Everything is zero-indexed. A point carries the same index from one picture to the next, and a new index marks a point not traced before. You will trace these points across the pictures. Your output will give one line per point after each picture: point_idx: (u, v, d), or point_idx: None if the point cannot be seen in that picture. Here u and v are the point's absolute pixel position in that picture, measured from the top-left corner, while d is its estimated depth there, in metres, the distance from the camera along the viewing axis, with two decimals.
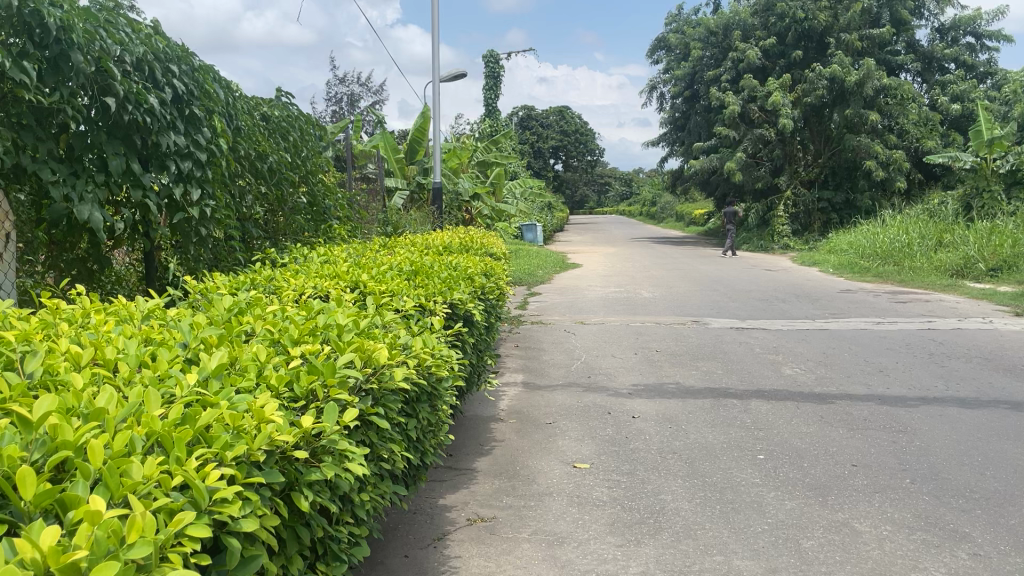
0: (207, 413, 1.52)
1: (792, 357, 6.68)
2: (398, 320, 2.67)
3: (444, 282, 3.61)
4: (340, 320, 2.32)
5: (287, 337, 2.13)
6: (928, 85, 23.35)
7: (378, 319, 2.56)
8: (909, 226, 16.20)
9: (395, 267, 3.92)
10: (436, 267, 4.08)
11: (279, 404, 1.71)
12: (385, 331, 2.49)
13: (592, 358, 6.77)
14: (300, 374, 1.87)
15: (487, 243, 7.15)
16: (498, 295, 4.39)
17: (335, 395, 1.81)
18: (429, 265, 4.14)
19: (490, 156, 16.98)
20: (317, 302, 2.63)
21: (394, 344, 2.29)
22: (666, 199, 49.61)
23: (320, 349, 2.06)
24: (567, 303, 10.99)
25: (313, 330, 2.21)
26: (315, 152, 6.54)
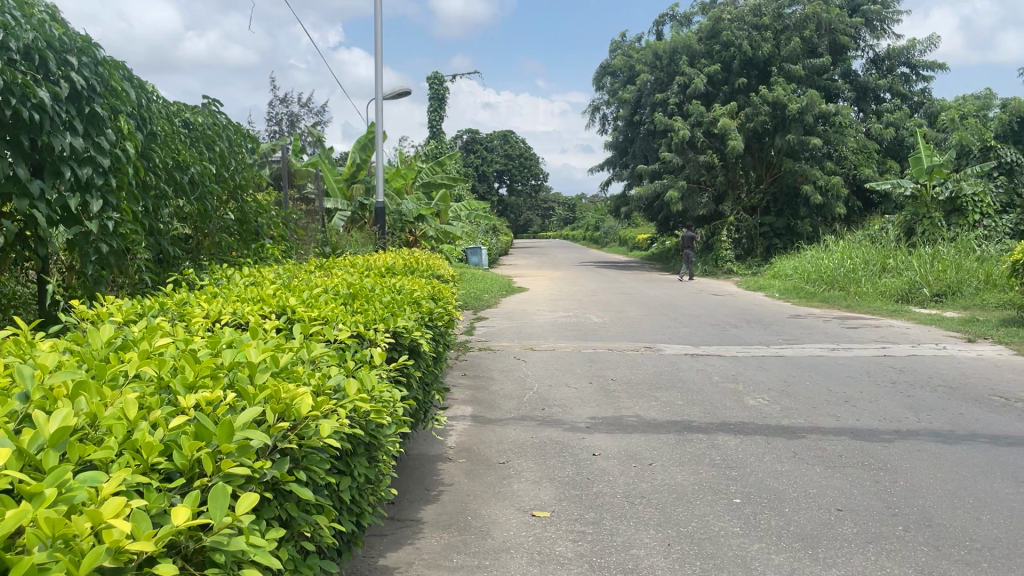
0: (16, 518, 1.10)
1: (753, 386, 6.39)
2: (330, 353, 2.22)
3: (388, 306, 3.17)
4: (252, 356, 1.88)
5: (177, 383, 1.68)
6: (864, 113, 23.85)
7: (305, 351, 2.12)
8: (853, 251, 16.30)
9: (330, 290, 3.47)
10: (378, 291, 3.63)
11: (142, 491, 1.30)
12: (311, 367, 2.04)
13: (544, 388, 6.36)
14: (180, 439, 1.44)
15: (433, 265, 6.72)
16: (446, 320, 3.96)
17: (227, 469, 1.39)
18: (369, 288, 3.69)
19: (436, 178, 16.55)
20: (227, 332, 2.17)
21: (320, 385, 1.85)
22: (610, 224, 49.86)
23: (220, 397, 1.62)
24: (515, 329, 10.60)
25: (213, 368, 1.78)
26: (245, 166, 6.05)
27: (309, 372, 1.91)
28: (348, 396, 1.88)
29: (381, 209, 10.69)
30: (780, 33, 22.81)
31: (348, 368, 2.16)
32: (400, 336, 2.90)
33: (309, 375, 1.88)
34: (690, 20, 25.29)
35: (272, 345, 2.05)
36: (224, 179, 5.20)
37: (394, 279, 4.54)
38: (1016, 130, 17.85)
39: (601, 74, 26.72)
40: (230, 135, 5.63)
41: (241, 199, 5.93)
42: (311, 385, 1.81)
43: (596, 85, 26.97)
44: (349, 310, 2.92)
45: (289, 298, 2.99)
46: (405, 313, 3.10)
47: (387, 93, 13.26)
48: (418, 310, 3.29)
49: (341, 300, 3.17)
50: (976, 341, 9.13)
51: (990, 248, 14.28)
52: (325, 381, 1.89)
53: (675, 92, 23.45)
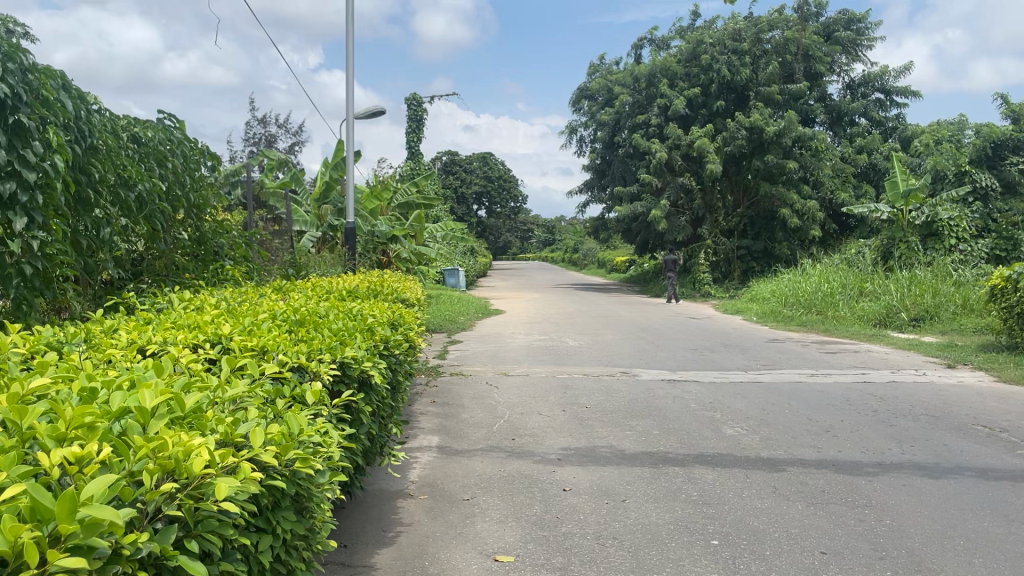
0: None
1: (731, 414, 6.18)
2: (255, 393, 1.99)
3: (338, 333, 2.94)
4: (150, 400, 1.65)
5: (47, 435, 1.47)
6: (839, 138, 24.01)
7: (223, 389, 1.90)
8: (830, 275, 16.24)
9: (278, 315, 3.22)
10: (331, 316, 3.38)
11: None
12: (226, 410, 1.81)
13: (515, 416, 6.11)
14: (19, 515, 1.22)
15: (400, 288, 6.48)
16: (407, 349, 3.72)
17: (63, 558, 1.19)
18: (322, 313, 3.45)
19: (411, 199, 16.32)
20: (133, 370, 1.94)
21: (227, 433, 1.64)
22: (589, 246, 49.83)
23: (89, 456, 1.41)
24: (489, 353, 10.34)
25: (95, 414, 1.55)
26: (201, 185, 5.81)
27: (219, 416, 1.69)
28: (263, 444, 1.67)
29: (352, 229, 10.44)
30: (758, 57, 22.94)
31: (274, 408, 1.94)
32: (348, 366, 2.65)
33: (217, 420, 1.67)
34: (668, 44, 25.40)
35: (180, 385, 1.83)
36: (177, 199, 4.94)
37: (354, 303, 4.30)
38: (990, 156, 17.97)
39: (579, 97, 26.73)
40: (186, 152, 5.37)
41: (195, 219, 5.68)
42: (216, 436, 1.60)
43: (574, 107, 26.98)
44: (292, 339, 2.69)
45: (226, 325, 2.76)
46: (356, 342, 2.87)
47: (360, 113, 13.05)
48: (371, 338, 3.06)
49: (287, 327, 2.94)
50: (955, 367, 9.01)
51: (966, 273, 14.28)
52: (234, 429, 1.68)
53: (655, 114, 23.46)
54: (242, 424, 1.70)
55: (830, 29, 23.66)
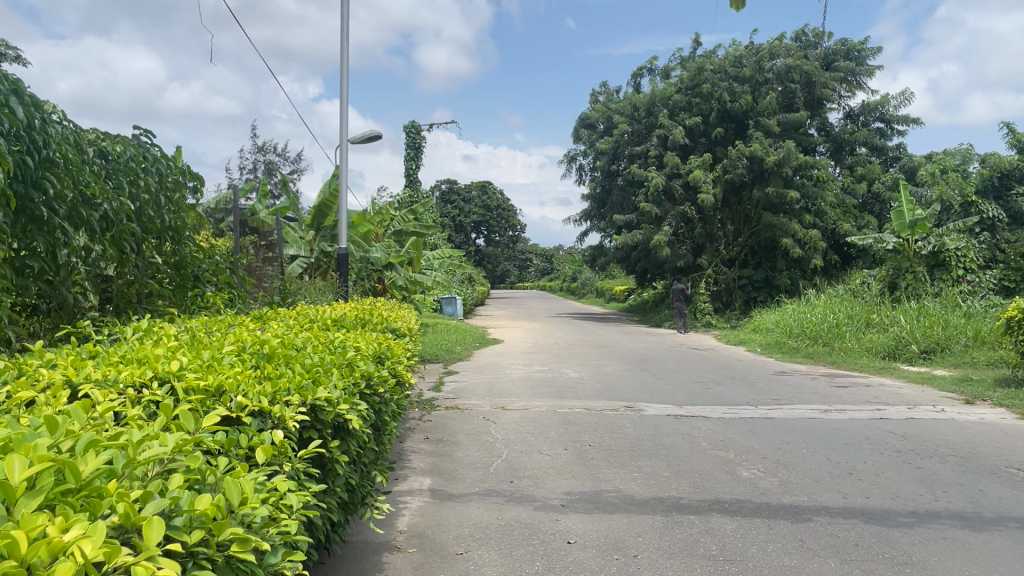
0: None
1: (746, 454, 5.76)
2: (186, 452, 1.64)
3: (311, 369, 2.57)
4: (26, 473, 1.31)
5: None
6: (841, 167, 23.83)
7: (140, 448, 1.56)
8: (836, 306, 15.87)
9: (246, 347, 2.85)
10: (308, 348, 3.00)
11: None
12: (137, 479, 1.47)
13: (514, 455, 5.70)
14: None
15: (392, 317, 6.10)
16: (394, 385, 3.35)
17: None
18: (299, 344, 3.07)
19: (408, 226, 15.99)
20: (31, 425, 1.59)
21: (128, 515, 1.31)
22: (587, 275, 49.50)
23: None
24: (486, 385, 9.91)
25: None
26: (181, 207, 5.49)
27: (122, 490, 1.36)
28: (172, 528, 1.34)
29: (345, 255, 10.05)
30: (759, 85, 22.80)
31: (206, 473, 1.59)
32: (319, 410, 2.28)
33: (118, 496, 1.34)
34: (669, 72, 25.29)
35: (85, 444, 1.49)
36: (149, 220, 4.59)
37: (338, 333, 3.94)
38: (996, 186, 17.70)
39: (579, 126, 26.54)
40: (163, 170, 5.03)
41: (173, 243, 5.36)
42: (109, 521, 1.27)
43: (573, 135, 26.80)
44: (255, 375, 2.33)
45: (180, 360, 2.40)
46: (331, 378, 2.50)
47: (356, 138, 12.76)
48: (351, 373, 2.68)
49: (254, 362, 2.58)
50: (974, 403, 8.61)
51: (976, 304, 13.93)
52: (138, 509, 1.34)
53: (654, 144, 23.27)
54: (149, 500, 1.37)
55: (830, 58, 23.55)
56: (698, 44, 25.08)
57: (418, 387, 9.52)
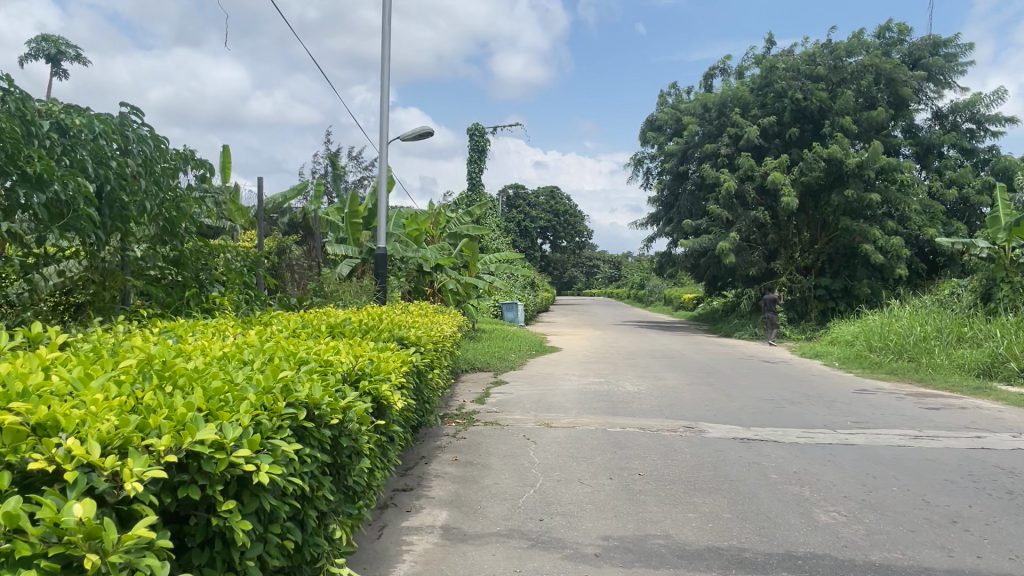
0: None
1: (824, 492, 4.87)
2: None
3: (219, 395, 1.90)
4: None
5: None
6: (927, 171, 22.35)
7: None
8: (923, 318, 14.56)
9: (157, 364, 2.20)
10: (245, 367, 2.34)
11: None
12: None
13: (550, 485, 4.93)
14: None
15: (419, 325, 5.46)
16: (369, 412, 2.65)
17: None
18: (238, 363, 2.41)
19: (463, 228, 15.35)
20: None
21: None
22: (656, 282, 48.24)
23: None
24: (534, 397, 9.16)
25: None
26: (179, 197, 5.03)
27: None
28: None
29: (384, 254, 9.41)
30: (835, 85, 21.58)
31: None
32: (203, 457, 1.62)
33: None
34: (743, 71, 24.11)
35: None
36: (122, 208, 4.14)
37: (321, 344, 3.26)
38: None
39: (646, 128, 25.53)
40: (152, 153, 4.59)
41: (159, 236, 4.90)
42: None
43: (640, 138, 25.81)
44: (116, 401, 1.70)
45: (33, 380, 1.77)
46: (243, 410, 1.84)
47: (408, 134, 12.19)
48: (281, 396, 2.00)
49: (143, 381, 1.95)
50: None
51: None
52: None
53: (726, 144, 22.25)
54: None
55: (915, 55, 22.01)
56: (771, 42, 23.92)
57: (460, 399, 8.83)
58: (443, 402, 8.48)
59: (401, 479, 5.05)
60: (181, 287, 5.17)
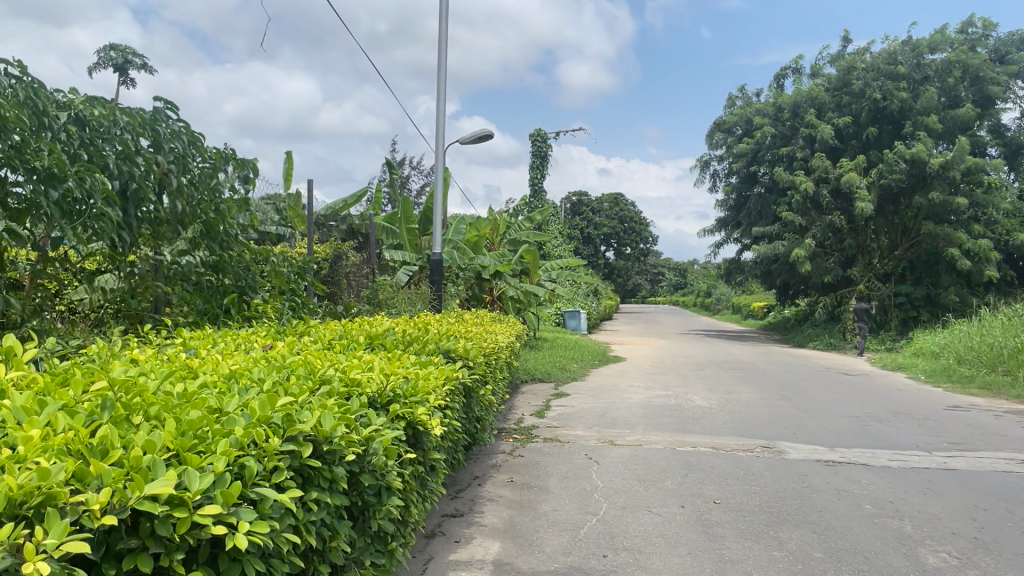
0: None
1: (928, 529, 4.28)
2: None
3: (193, 431, 1.79)
4: None
5: None
6: (1016, 172, 21.05)
7: None
8: (1018, 328, 13.56)
9: (140, 388, 2.05)
10: (243, 390, 2.14)
11: None
12: None
13: (614, 513, 4.47)
14: None
15: (471, 334, 5.10)
16: (399, 441, 2.31)
17: None
18: (238, 384, 2.22)
19: (524, 234, 14.94)
20: None
21: None
22: (723, 290, 47.06)
23: None
24: (598, 411, 8.67)
25: None
26: (218, 198, 4.90)
27: None
28: None
29: (439, 260, 9.07)
30: (916, 84, 20.51)
31: None
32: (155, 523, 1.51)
33: None
34: (816, 72, 23.18)
35: None
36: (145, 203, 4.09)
37: (357, 356, 2.95)
38: None
39: (714, 131, 24.77)
40: (186, 150, 4.55)
41: (196, 238, 4.67)
42: None
43: (707, 140, 25.07)
44: (53, 438, 1.63)
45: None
46: (217, 451, 1.70)
47: (467, 138, 11.86)
48: (277, 429, 1.86)
49: (99, 412, 1.84)
50: None
51: None
52: None
53: (800, 145, 21.38)
54: None
55: (1001, 51, 20.75)
56: (847, 40, 22.93)
57: (519, 412, 8.40)
58: (500, 416, 8.07)
59: (450, 503, 4.65)
60: (221, 292, 4.94)
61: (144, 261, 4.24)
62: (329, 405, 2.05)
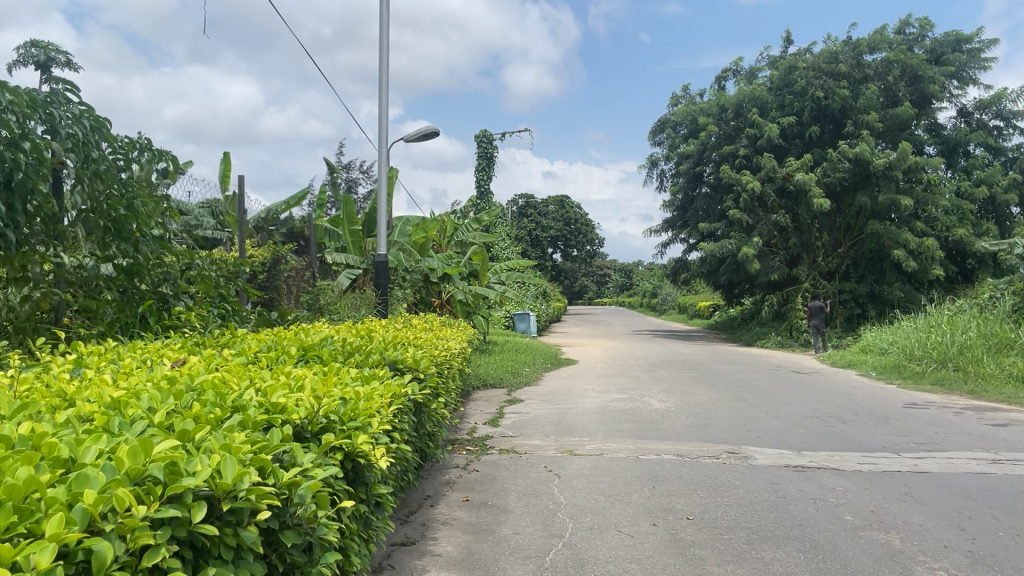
0: None
1: (917, 542, 3.97)
2: None
3: (18, 503, 1.46)
4: None
5: None
6: (953, 170, 21.39)
7: None
8: (964, 323, 13.61)
9: None
10: (113, 433, 1.78)
11: None
12: None
13: (581, 537, 4.05)
14: None
15: (419, 342, 4.63)
16: (330, 482, 1.93)
17: None
18: (112, 423, 1.84)
19: (472, 235, 14.49)
20: None
21: None
22: (668, 290, 47.36)
23: None
24: (553, 418, 8.27)
25: None
26: (134, 192, 4.37)
27: None
28: None
29: (383, 262, 8.56)
30: (857, 83, 20.68)
31: None
32: None
33: None
34: (759, 72, 23.25)
35: None
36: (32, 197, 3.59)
37: (285, 371, 2.53)
38: None
39: (660, 130, 24.69)
40: (91, 137, 4.01)
41: (103, 240, 4.18)
42: None
43: (653, 140, 24.98)
44: None
45: None
46: (45, 534, 1.39)
47: (411, 134, 11.35)
48: (152, 489, 1.55)
49: None
50: None
51: None
52: None
53: (744, 144, 21.39)
54: None
55: (937, 51, 21.04)
56: (789, 40, 23.07)
57: (471, 421, 7.95)
58: (452, 426, 7.61)
59: (400, 529, 4.18)
60: (138, 300, 4.43)
61: (37, 264, 3.76)
62: (232, 447, 1.73)
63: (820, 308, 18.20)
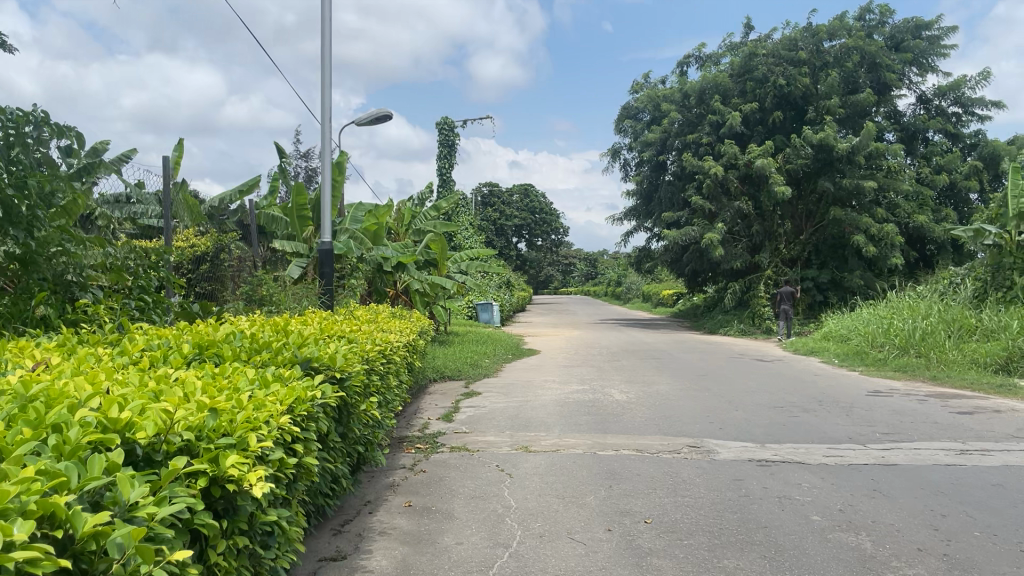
0: None
1: (890, 545, 3.70)
2: None
3: None
4: None
5: None
6: (913, 157, 21.43)
7: None
8: (926, 309, 13.55)
9: None
10: None
11: None
12: None
13: (530, 546, 3.70)
14: None
15: (353, 334, 4.28)
16: (169, 517, 1.66)
17: None
18: None
19: (429, 224, 14.06)
20: None
21: None
22: (632, 279, 47.43)
23: None
24: (510, 411, 7.93)
25: None
26: (27, 172, 3.97)
27: None
28: None
29: (329, 250, 8.13)
30: (817, 69, 20.57)
31: None
32: None
33: None
34: (721, 58, 23.07)
35: None
36: None
37: (160, 376, 2.23)
38: None
39: (623, 117, 24.44)
40: None
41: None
42: None
43: (616, 127, 24.71)
44: None
45: None
46: None
47: (362, 118, 10.88)
48: None
49: None
50: None
51: None
52: None
53: (706, 131, 21.21)
54: None
55: (897, 37, 21.03)
56: (750, 27, 22.91)
57: (424, 416, 7.59)
58: (402, 423, 7.24)
59: (331, 541, 3.79)
60: (34, 292, 4.12)
61: None
62: (27, 484, 1.48)
63: (789, 293, 18.02)
